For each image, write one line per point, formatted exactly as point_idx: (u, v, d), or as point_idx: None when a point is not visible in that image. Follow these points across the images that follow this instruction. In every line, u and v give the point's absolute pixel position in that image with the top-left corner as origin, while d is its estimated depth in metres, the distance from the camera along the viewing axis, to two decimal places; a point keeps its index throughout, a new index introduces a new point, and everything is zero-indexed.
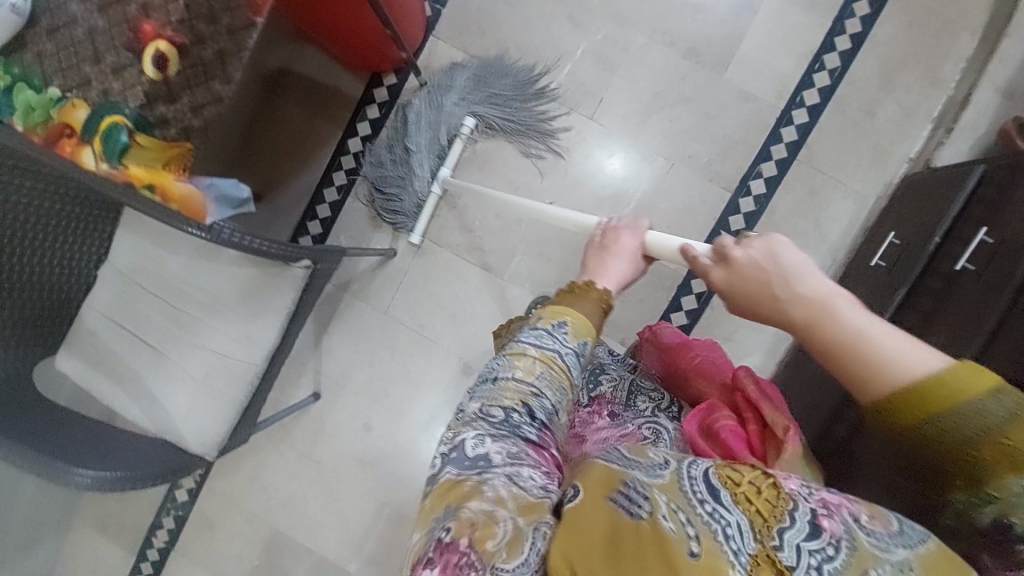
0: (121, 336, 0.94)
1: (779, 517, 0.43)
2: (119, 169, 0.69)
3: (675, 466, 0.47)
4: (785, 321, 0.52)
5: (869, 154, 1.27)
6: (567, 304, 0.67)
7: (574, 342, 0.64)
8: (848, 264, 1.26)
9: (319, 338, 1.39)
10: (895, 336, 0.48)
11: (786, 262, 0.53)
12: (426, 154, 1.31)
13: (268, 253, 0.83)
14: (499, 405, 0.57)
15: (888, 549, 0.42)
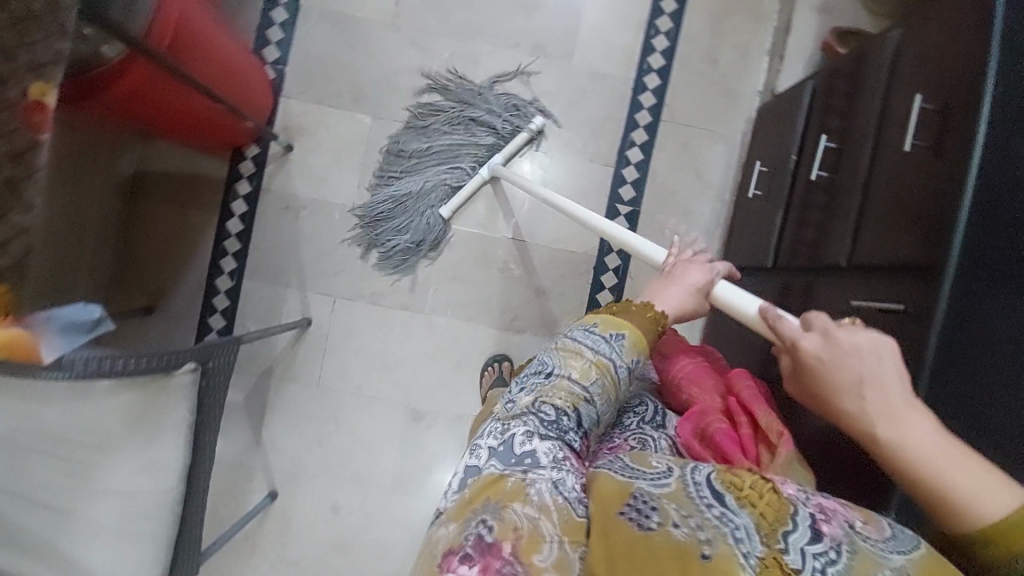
0: (13, 509, 0.83)
1: (783, 519, 0.47)
2: None
3: (679, 474, 0.52)
4: (872, 429, 0.48)
5: (723, 97, 1.35)
6: (621, 316, 0.64)
7: (628, 356, 0.62)
8: (736, 201, 1.32)
9: (257, 433, 1.30)
10: (980, 475, 0.45)
11: (884, 368, 0.48)
12: (423, 190, 1.30)
13: (149, 369, 0.78)
14: (550, 403, 0.58)
15: (884, 554, 0.46)
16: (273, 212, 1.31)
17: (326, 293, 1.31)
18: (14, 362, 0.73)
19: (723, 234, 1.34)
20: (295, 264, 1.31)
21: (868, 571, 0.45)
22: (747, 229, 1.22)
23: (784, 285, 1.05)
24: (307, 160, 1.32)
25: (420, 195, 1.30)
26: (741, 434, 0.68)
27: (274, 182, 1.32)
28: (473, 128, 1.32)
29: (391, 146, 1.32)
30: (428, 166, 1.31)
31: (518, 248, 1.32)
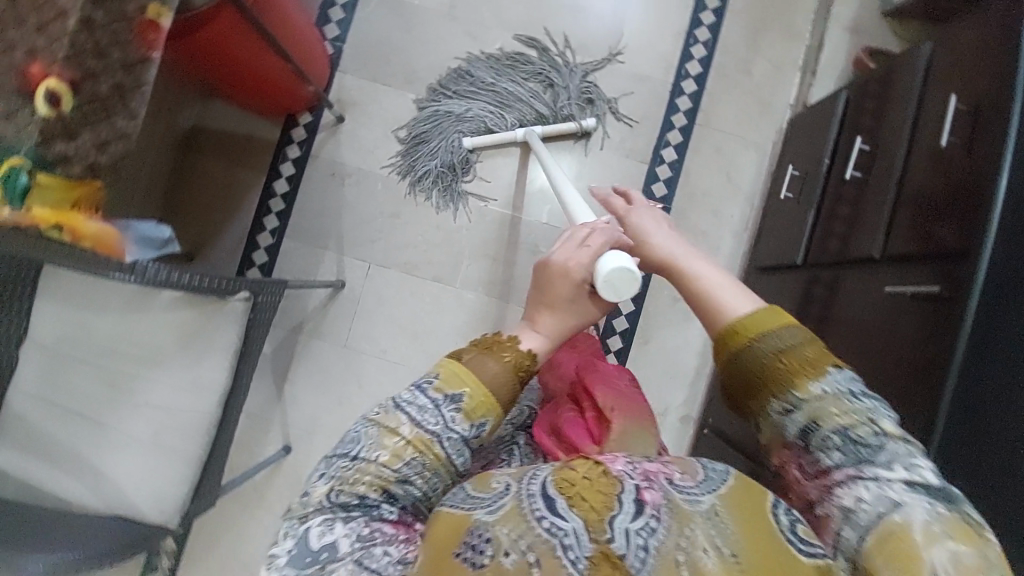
0: (55, 414, 0.87)
1: (610, 505, 0.46)
2: (23, 212, 0.73)
3: (516, 489, 0.47)
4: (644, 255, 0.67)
5: (758, 106, 1.41)
6: (468, 363, 0.54)
7: (465, 423, 0.52)
8: (765, 205, 1.36)
9: (279, 387, 1.33)
10: (708, 270, 0.61)
11: (648, 218, 0.71)
12: (466, 124, 1.37)
13: (206, 288, 0.82)
14: (352, 491, 0.48)
15: (695, 499, 0.48)
16: (320, 177, 1.37)
17: (362, 258, 1.36)
18: (104, 253, 0.80)
19: (750, 237, 1.38)
20: (335, 227, 1.36)
21: (685, 524, 0.46)
22: (776, 230, 1.26)
23: (811, 280, 1.08)
24: (357, 132, 1.39)
25: (458, 118, 1.37)
26: (587, 421, 0.67)
27: (323, 148, 1.38)
28: (543, 95, 1.39)
29: (451, 74, 1.39)
30: (478, 102, 1.38)
31: (550, 231, 1.36)
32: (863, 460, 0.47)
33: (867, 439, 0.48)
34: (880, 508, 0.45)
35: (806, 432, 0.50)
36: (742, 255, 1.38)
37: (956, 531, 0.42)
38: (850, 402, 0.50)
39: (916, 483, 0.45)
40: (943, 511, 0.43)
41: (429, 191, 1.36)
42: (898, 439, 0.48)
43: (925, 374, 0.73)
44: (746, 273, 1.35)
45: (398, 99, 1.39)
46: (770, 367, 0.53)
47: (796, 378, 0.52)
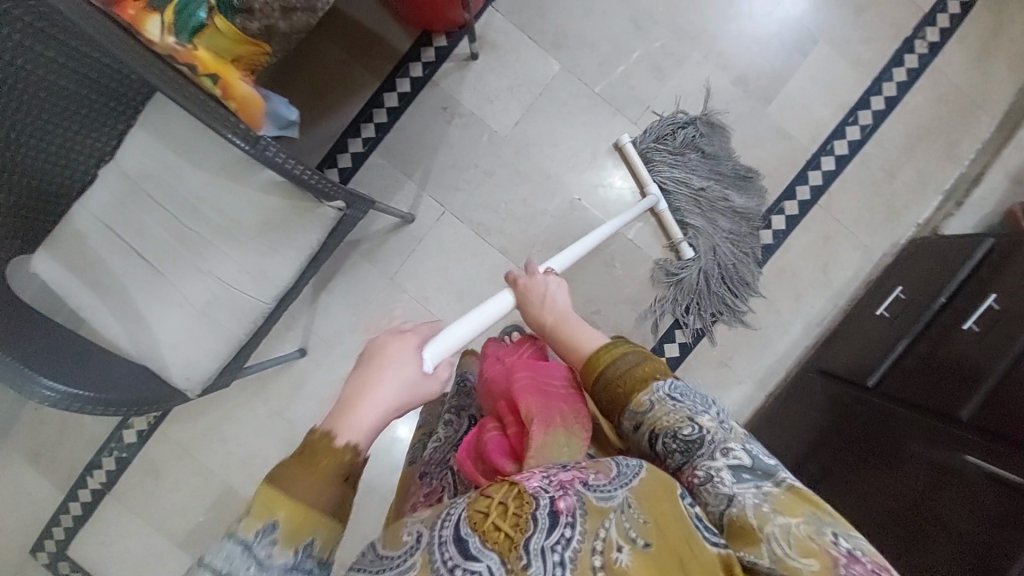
0: (117, 247, 0.85)
1: (525, 527, 0.51)
2: (186, 47, 0.70)
3: (425, 540, 0.53)
4: (544, 321, 0.79)
5: (884, 212, 1.34)
6: (281, 486, 0.48)
7: (284, 557, 0.47)
8: (849, 312, 1.30)
9: (315, 292, 1.31)
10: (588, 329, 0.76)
11: (551, 286, 0.82)
12: (596, 115, 1.32)
13: (305, 182, 0.78)
14: None
15: (609, 497, 0.55)
16: (431, 106, 1.31)
17: (440, 202, 1.31)
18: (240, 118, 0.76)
19: (819, 335, 1.32)
20: (426, 161, 1.31)
21: (598, 524, 0.53)
22: (853, 341, 1.20)
23: (872, 407, 1.04)
24: (484, 75, 1.32)
25: (681, 176, 1.29)
26: (509, 436, 0.67)
27: (445, 79, 1.32)
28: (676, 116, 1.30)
29: (713, 132, 1.30)
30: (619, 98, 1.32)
31: (630, 250, 1.32)
32: (694, 457, 0.58)
33: (691, 437, 0.59)
34: (721, 505, 0.55)
35: (653, 442, 0.62)
36: (804, 349, 1.32)
37: (780, 503, 0.52)
38: (671, 407, 0.62)
39: (738, 467, 0.56)
40: (768, 488, 0.54)
41: (527, 158, 1.31)
42: (714, 428, 0.59)
43: (980, 557, 0.74)
44: (800, 368, 1.30)
45: (537, 59, 1.32)
46: (615, 390, 0.66)
47: (632, 395, 0.64)
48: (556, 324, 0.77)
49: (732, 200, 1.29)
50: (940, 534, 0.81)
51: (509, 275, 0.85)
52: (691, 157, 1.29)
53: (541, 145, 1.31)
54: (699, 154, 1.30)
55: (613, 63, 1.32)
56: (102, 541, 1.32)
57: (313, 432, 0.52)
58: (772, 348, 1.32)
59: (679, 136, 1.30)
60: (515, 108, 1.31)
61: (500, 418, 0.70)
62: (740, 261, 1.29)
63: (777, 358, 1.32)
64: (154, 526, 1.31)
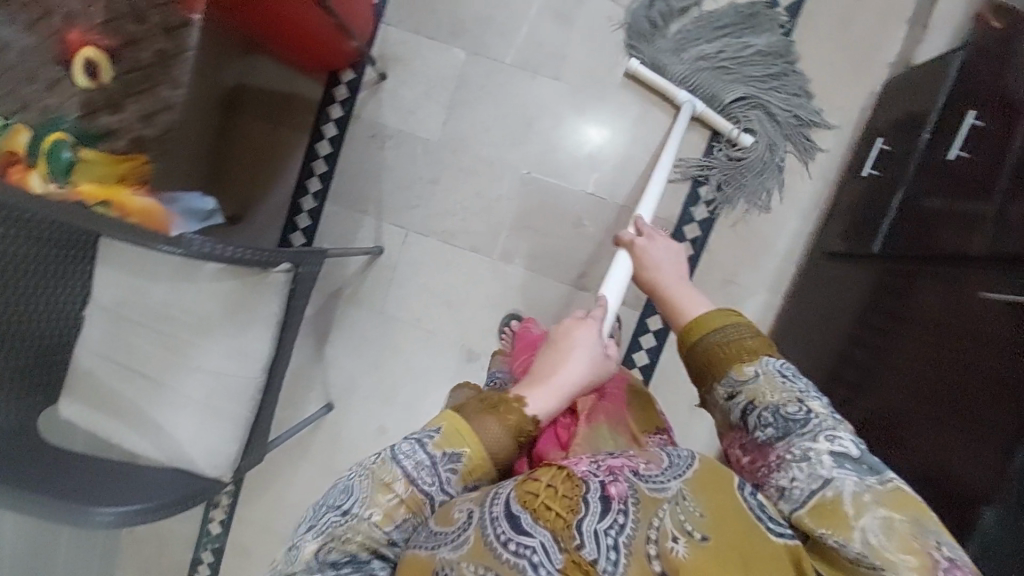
0: (118, 372, 0.93)
1: (574, 508, 0.48)
2: (68, 186, 0.82)
3: (478, 517, 0.50)
4: (652, 284, 0.78)
5: (846, 67, 1.23)
6: (469, 420, 0.58)
7: (457, 484, 0.56)
8: (841, 184, 1.22)
9: (321, 348, 1.37)
10: (691, 294, 0.72)
11: (663, 250, 0.81)
12: (517, 86, 1.30)
13: (246, 261, 0.82)
14: (338, 551, 0.52)
15: (664, 488, 0.52)
16: (361, 139, 1.34)
17: (400, 225, 1.33)
18: (144, 226, 0.86)
19: (818, 217, 1.24)
20: (375, 192, 1.34)
21: (652, 513, 0.50)
22: (852, 212, 1.12)
23: (881, 276, 0.98)
24: (398, 91, 1.32)
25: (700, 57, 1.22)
26: (558, 424, 0.68)
27: (364, 109, 1.33)
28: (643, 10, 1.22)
29: None
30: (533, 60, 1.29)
31: (595, 204, 1.29)
32: (790, 434, 0.55)
33: (795, 415, 0.56)
34: (813, 484, 0.52)
35: (747, 413, 0.59)
36: (808, 237, 1.24)
37: (887, 499, 0.49)
38: (781, 384, 0.58)
39: (841, 454, 0.52)
40: (874, 482, 0.50)
41: (466, 153, 1.31)
42: (824, 413, 0.56)
43: (1015, 403, 0.67)
44: (810, 258, 1.23)
45: (441, 55, 1.31)
46: (713, 356, 0.63)
47: (734, 364, 0.61)
48: (662, 289, 0.75)
49: (753, 44, 1.21)
50: (972, 387, 0.73)
51: (621, 237, 0.85)
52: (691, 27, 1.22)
53: (475, 136, 1.31)
54: (689, 19, 1.22)
55: (515, 28, 1.29)
56: None
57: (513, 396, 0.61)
58: (773, 248, 1.25)
59: (661, 13, 1.22)
60: (437, 110, 1.31)
61: None
62: (796, 97, 1.22)
63: (781, 256, 1.25)
64: None
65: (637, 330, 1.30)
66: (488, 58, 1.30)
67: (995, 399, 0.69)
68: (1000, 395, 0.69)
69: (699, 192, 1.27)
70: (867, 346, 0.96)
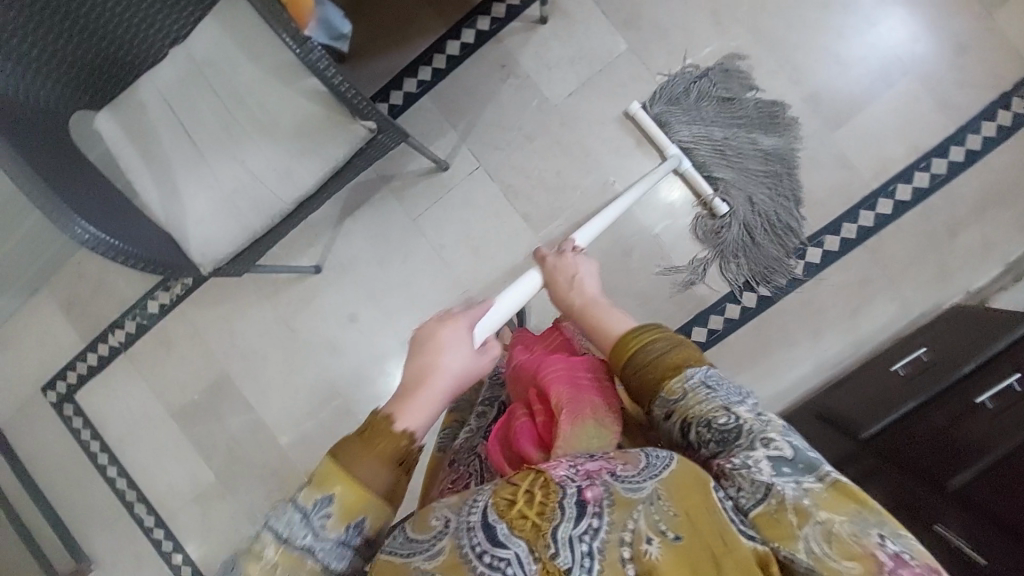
0: (168, 121, 0.92)
1: (552, 515, 0.48)
2: None
3: (454, 526, 0.50)
4: (568, 305, 0.77)
5: (934, 270, 1.24)
6: (337, 466, 0.52)
7: (333, 530, 0.51)
8: (865, 363, 1.23)
9: (342, 217, 1.37)
10: (611, 309, 0.72)
11: (583, 265, 0.83)
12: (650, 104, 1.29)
13: (344, 96, 0.82)
14: None
15: (639, 487, 0.49)
16: (490, 61, 1.32)
17: (476, 157, 1.33)
18: (291, 13, 0.81)
19: (827, 379, 1.25)
20: (473, 114, 1.33)
21: (626, 515, 0.48)
22: (860, 392, 1.14)
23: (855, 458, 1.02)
24: (548, 40, 1.31)
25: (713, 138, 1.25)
26: (539, 422, 0.66)
27: (510, 36, 1.32)
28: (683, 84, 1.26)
29: (728, 68, 1.26)
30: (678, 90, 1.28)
31: (650, 247, 1.29)
32: (729, 446, 0.52)
33: (727, 427, 0.53)
34: (757, 494, 0.49)
35: (685, 430, 0.56)
36: (808, 389, 1.26)
37: (823, 498, 0.47)
38: (706, 396, 0.55)
39: (777, 458, 0.50)
40: (810, 482, 0.48)
41: (571, 133, 1.30)
42: (752, 418, 0.53)
43: None
44: (799, 408, 1.25)
45: (604, 35, 1.30)
46: (644, 374, 0.60)
47: (664, 382, 0.58)
48: (580, 305, 0.75)
49: (758, 141, 1.25)
50: None
51: (538, 253, 0.87)
52: (704, 106, 1.26)
53: (588, 123, 1.30)
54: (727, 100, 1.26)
55: (681, 54, 1.28)
56: (111, 396, 1.46)
57: (375, 413, 0.56)
58: (774, 380, 1.27)
59: (697, 86, 1.26)
60: (571, 80, 1.30)
61: (529, 406, 0.70)
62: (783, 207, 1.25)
63: (776, 391, 1.27)
64: (156, 394, 1.43)
65: None
66: (642, 64, 1.29)
67: None
68: None
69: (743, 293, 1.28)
70: None
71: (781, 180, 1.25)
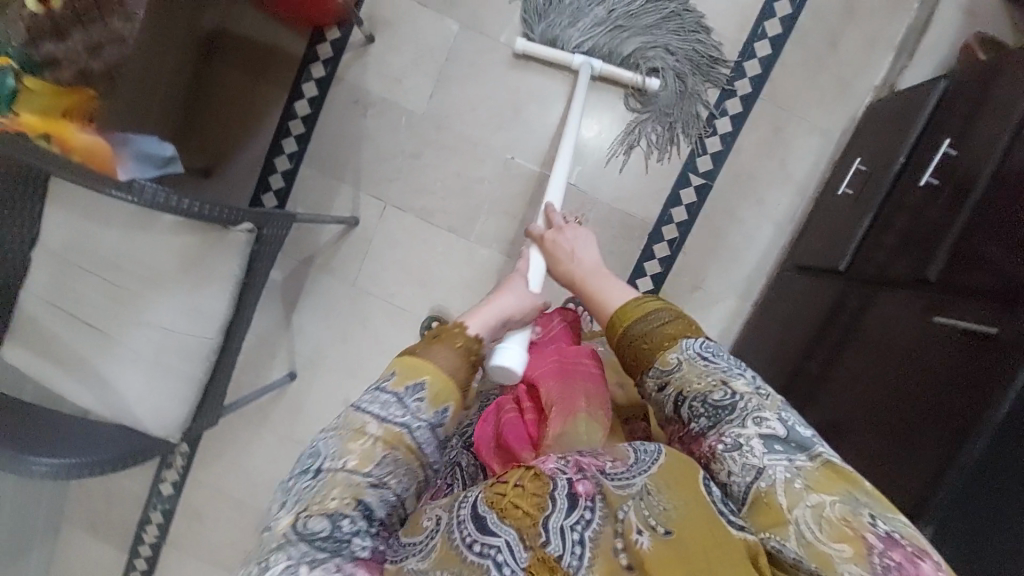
0: (63, 322, 0.89)
1: (542, 506, 0.50)
2: (11, 118, 0.75)
3: (444, 523, 0.52)
4: (572, 280, 0.80)
5: (835, 84, 1.24)
6: (424, 357, 0.61)
7: (430, 411, 0.58)
8: (818, 200, 1.23)
9: (287, 316, 1.34)
10: (613, 283, 0.74)
11: (577, 237, 0.85)
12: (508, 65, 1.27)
13: (204, 215, 0.78)
14: (320, 514, 0.50)
15: (628, 481, 0.53)
16: (343, 103, 1.29)
17: (377, 197, 1.30)
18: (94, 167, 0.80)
19: (792, 231, 1.26)
20: (354, 160, 1.30)
21: (619, 505, 0.51)
22: (823, 229, 1.15)
23: (838, 297, 1.02)
24: (385, 57, 1.28)
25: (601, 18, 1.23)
26: (527, 422, 0.71)
27: (348, 71, 1.29)
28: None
29: None
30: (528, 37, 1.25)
31: (576, 196, 1.28)
32: (719, 421, 0.56)
33: (722, 402, 0.57)
34: (748, 476, 0.52)
35: (678, 404, 0.60)
36: (780, 248, 1.27)
37: (816, 480, 0.51)
38: (702, 368, 0.60)
39: (770, 437, 0.54)
40: (801, 461, 0.52)
41: (451, 130, 1.28)
42: (749, 394, 0.57)
43: (952, 425, 0.69)
44: (781, 269, 1.25)
45: (434, 25, 1.27)
46: (639, 350, 0.64)
47: (659, 355, 0.63)
48: (580, 281, 0.78)
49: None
50: (913, 412, 0.76)
51: (533, 232, 0.87)
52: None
53: (462, 112, 1.28)
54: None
55: (511, 6, 1.26)
56: None
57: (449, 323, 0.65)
58: (746, 256, 1.27)
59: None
60: (425, 82, 1.28)
61: (518, 402, 0.75)
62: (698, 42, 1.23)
63: (753, 265, 1.27)
64: (211, 563, 1.41)
65: None
66: (482, 33, 1.26)
67: (938, 418, 0.72)
68: (942, 413, 0.72)
69: (680, 193, 1.27)
70: (821, 359, 0.98)
71: (677, 18, 1.23)
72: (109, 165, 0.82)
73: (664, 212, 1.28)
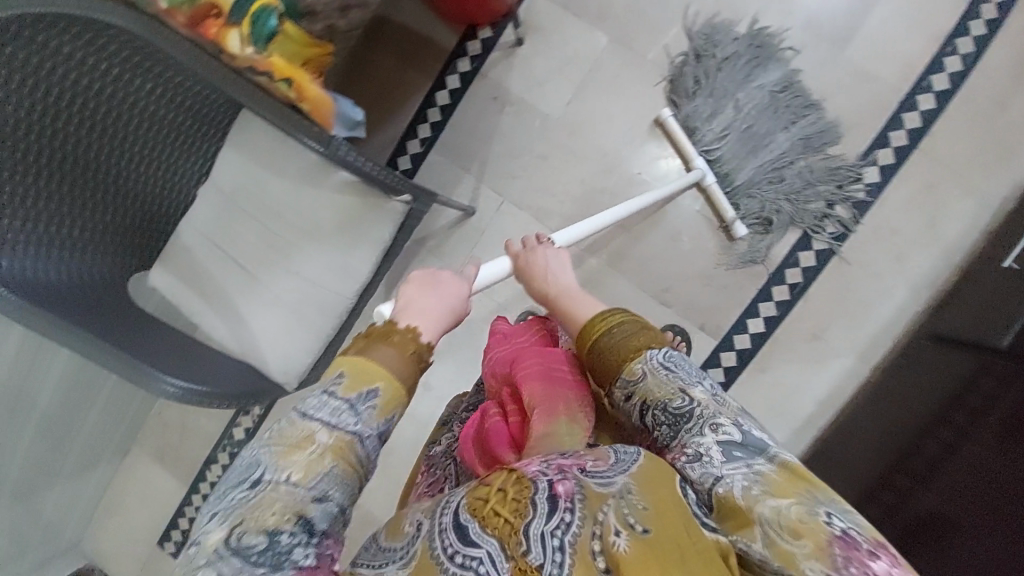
0: (216, 257, 0.94)
1: (525, 511, 0.48)
2: (264, 56, 0.74)
3: (427, 528, 0.49)
4: (544, 295, 0.74)
5: (1003, 150, 1.15)
6: (364, 356, 0.57)
7: (378, 420, 0.55)
8: (967, 269, 1.15)
9: (388, 291, 1.37)
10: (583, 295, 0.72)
11: (551, 258, 0.77)
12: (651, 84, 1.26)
13: (375, 178, 0.85)
14: (254, 532, 0.47)
15: (610, 483, 0.50)
16: (482, 98, 1.33)
17: (498, 192, 1.32)
18: (314, 120, 0.80)
19: (929, 297, 1.17)
20: (482, 153, 1.33)
21: (598, 507, 0.48)
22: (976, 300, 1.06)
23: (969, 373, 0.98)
24: (531, 59, 1.31)
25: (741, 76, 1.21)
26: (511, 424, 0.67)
27: (493, 69, 1.32)
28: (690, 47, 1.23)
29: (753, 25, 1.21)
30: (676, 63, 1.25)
31: (699, 223, 1.24)
32: (684, 431, 0.55)
33: (682, 410, 0.56)
34: (706, 483, 0.51)
35: (644, 412, 0.59)
36: (913, 313, 1.18)
37: (774, 483, 0.48)
38: (667, 378, 0.58)
39: (728, 443, 0.52)
40: (761, 466, 0.50)
41: (583, 138, 1.29)
42: (708, 402, 0.56)
43: None
44: (911, 335, 1.17)
45: (585, 36, 1.29)
46: (609, 362, 0.62)
47: (625, 364, 0.61)
48: (551, 296, 0.73)
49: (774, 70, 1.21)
50: None
51: (507, 246, 0.81)
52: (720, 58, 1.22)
53: (597, 123, 1.28)
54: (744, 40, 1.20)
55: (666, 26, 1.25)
56: None
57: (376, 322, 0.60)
58: (873, 314, 1.19)
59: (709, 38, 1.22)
60: (566, 89, 1.29)
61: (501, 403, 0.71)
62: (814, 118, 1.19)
63: (880, 324, 1.19)
64: None
65: (706, 359, 1.25)
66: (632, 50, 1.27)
67: None
68: None
69: (811, 238, 1.21)
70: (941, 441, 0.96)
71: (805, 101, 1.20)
72: (326, 119, 0.82)
73: (790, 254, 1.22)
